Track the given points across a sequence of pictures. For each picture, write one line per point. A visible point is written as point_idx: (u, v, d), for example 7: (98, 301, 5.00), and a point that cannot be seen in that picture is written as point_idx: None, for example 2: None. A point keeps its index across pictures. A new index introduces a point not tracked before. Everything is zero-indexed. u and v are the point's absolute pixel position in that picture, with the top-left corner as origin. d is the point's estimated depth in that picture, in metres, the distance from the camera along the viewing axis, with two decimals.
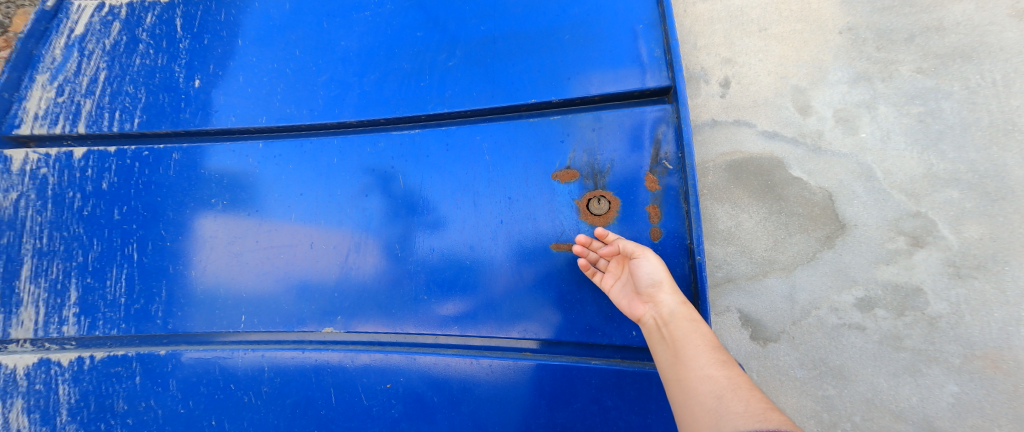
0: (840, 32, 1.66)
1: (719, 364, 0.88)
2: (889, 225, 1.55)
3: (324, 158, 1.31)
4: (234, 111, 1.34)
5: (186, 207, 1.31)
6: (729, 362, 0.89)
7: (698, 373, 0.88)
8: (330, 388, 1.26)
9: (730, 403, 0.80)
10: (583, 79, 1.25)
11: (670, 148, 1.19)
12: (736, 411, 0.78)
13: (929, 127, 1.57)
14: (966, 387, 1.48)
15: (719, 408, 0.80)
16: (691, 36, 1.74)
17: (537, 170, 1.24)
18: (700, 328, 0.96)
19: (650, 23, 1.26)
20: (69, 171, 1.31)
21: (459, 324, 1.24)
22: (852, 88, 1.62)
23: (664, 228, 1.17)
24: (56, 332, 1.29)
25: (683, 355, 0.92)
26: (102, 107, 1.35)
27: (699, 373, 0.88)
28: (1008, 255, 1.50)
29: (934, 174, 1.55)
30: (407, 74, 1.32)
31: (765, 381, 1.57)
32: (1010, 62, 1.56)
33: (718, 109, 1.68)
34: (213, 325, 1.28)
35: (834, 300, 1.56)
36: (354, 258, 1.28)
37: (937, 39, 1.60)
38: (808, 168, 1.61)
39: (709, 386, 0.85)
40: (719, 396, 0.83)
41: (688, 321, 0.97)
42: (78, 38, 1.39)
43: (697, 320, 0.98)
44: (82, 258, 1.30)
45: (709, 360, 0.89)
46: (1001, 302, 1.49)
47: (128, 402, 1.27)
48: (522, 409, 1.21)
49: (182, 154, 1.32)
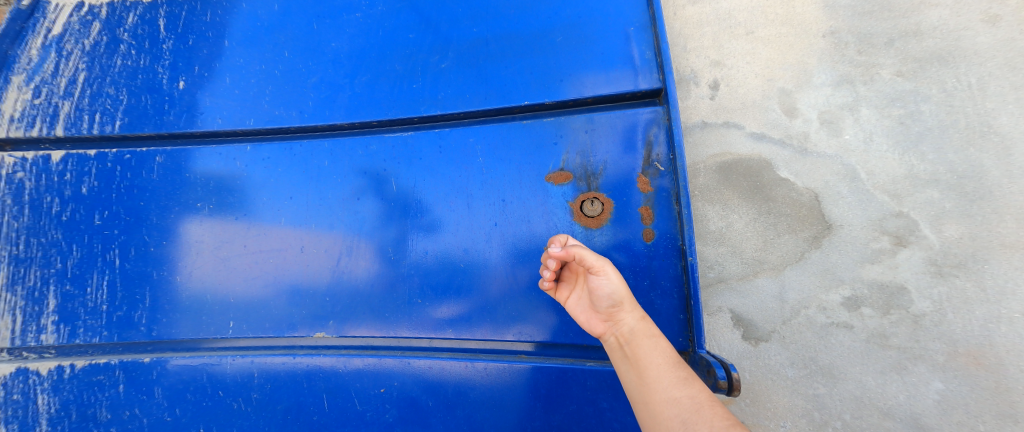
0: (823, 36, 1.71)
1: (681, 383, 0.94)
2: (873, 225, 1.59)
3: (315, 160, 1.30)
4: (221, 113, 1.32)
5: (171, 211, 1.28)
6: (689, 378, 0.95)
7: (662, 397, 0.93)
8: (322, 393, 1.23)
9: (696, 427, 0.85)
10: (575, 81, 1.26)
11: (661, 149, 1.20)
12: None
13: (909, 129, 1.62)
14: (951, 384, 1.51)
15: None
16: (681, 39, 1.78)
17: (531, 171, 1.24)
18: (660, 344, 1.02)
19: (642, 26, 1.28)
20: (46, 175, 1.28)
21: (453, 327, 1.23)
22: (836, 91, 1.67)
23: (656, 229, 1.18)
24: (34, 340, 1.25)
25: (647, 377, 0.98)
26: (81, 110, 1.31)
27: (663, 396, 0.93)
28: (987, 254, 1.54)
29: (916, 174, 1.60)
30: (399, 76, 1.32)
31: (757, 381, 1.59)
32: (984, 66, 1.62)
33: (707, 111, 1.72)
34: (200, 332, 1.25)
35: (822, 299, 1.59)
36: (346, 262, 1.26)
37: (915, 43, 1.66)
38: (795, 169, 1.65)
39: (674, 410, 0.90)
40: (684, 419, 0.88)
41: (648, 338, 1.03)
42: (57, 38, 1.36)
43: (656, 336, 1.03)
44: (61, 264, 1.26)
45: (672, 380, 0.95)
46: (982, 300, 1.53)
47: (112, 411, 1.23)
48: (519, 411, 1.20)
49: (165, 157, 1.29)
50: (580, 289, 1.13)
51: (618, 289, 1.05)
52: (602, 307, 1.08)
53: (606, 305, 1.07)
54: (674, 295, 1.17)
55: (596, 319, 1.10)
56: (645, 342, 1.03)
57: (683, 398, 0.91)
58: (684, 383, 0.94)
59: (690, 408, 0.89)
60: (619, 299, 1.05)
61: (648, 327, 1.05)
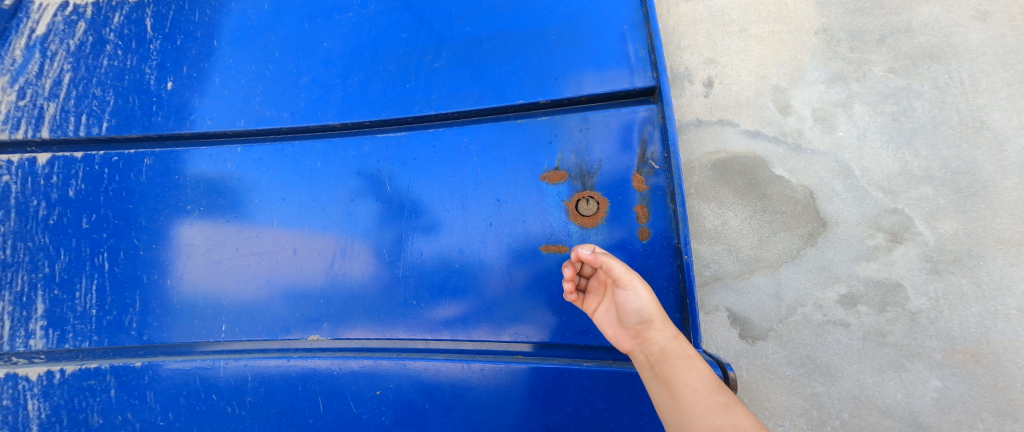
0: (816, 33, 1.71)
1: (721, 409, 0.91)
2: (867, 222, 1.59)
3: (307, 161, 1.29)
4: (211, 114, 1.31)
5: (161, 214, 1.27)
6: (729, 404, 0.93)
7: (701, 422, 0.90)
8: (318, 396, 1.22)
9: None
10: (569, 80, 1.26)
11: (656, 148, 1.20)
12: None
13: (903, 126, 1.63)
14: (949, 382, 1.51)
15: None
16: (675, 37, 1.78)
17: (526, 171, 1.24)
18: (695, 367, 0.99)
19: (635, 24, 1.28)
20: (33, 178, 1.26)
21: (449, 328, 1.22)
22: (829, 88, 1.68)
23: (652, 228, 1.18)
24: (23, 346, 1.23)
25: (683, 400, 0.95)
26: (68, 111, 1.30)
27: (702, 421, 0.91)
28: (982, 249, 1.54)
29: (909, 171, 1.60)
30: (393, 76, 1.31)
31: (755, 380, 1.58)
32: (975, 62, 1.63)
33: (702, 109, 1.72)
34: (192, 335, 1.24)
35: (818, 297, 1.59)
36: (340, 264, 1.25)
37: (906, 39, 1.67)
38: (790, 166, 1.65)
39: None
40: None
41: (682, 359, 1.00)
42: (41, 39, 1.35)
43: (691, 357, 1.00)
44: (49, 269, 1.25)
45: (711, 406, 0.92)
46: (978, 296, 1.53)
47: (103, 416, 1.21)
48: (515, 412, 1.19)
49: (154, 159, 1.28)
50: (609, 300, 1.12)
51: (647, 304, 1.03)
52: (630, 324, 1.06)
53: (634, 322, 1.05)
54: (670, 294, 1.17)
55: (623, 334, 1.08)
56: (678, 363, 0.99)
57: (724, 424, 0.89)
58: (724, 409, 0.91)
59: None
60: (649, 315, 1.03)
61: (680, 347, 1.02)
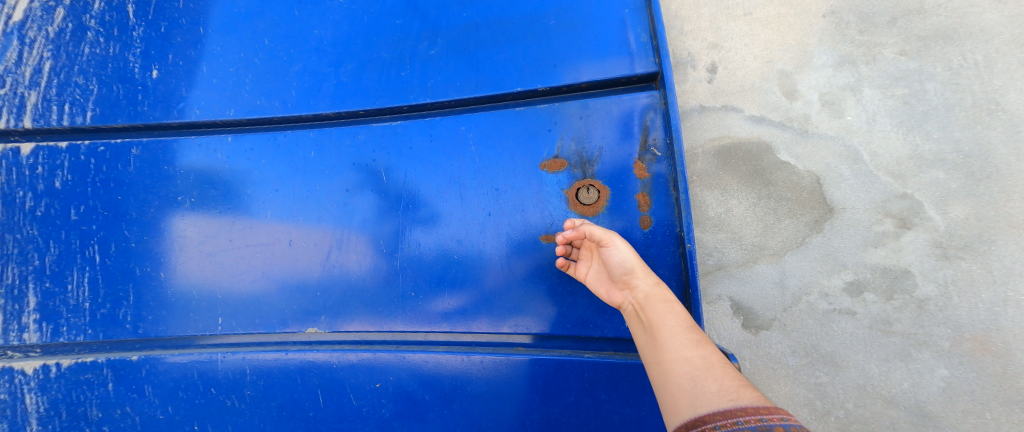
0: (823, 16, 1.66)
1: (693, 345, 0.90)
2: (876, 208, 1.55)
3: (301, 151, 1.27)
4: (200, 103, 1.29)
5: (151, 205, 1.26)
6: (702, 342, 0.91)
7: (674, 356, 0.90)
8: (316, 389, 1.21)
9: (705, 383, 0.82)
10: (568, 66, 1.22)
11: (659, 134, 1.17)
12: (709, 391, 0.80)
13: (913, 109, 1.58)
14: (957, 371, 1.49)
15: (695, 390, 0.82)
16: (677, 21, 1.73)
17: (525, 159, 1.21)
18: (675, 308, 0.98)
19: (637, 8, 1.23)
20: (18, 169, 1.25)
21: (448, 320, 1.20)
22: (837, 71, 1.63)
23: (654, 216, 1.15)
24: (18, 340, 1.23)
25: (661, 338, 0.94)
26: (50, 100, 1.28)
27: (675, 355, 0.90)
28: (994, 235, 1.51)
29: (920, 155, 1.56)
30: (387, 64, 1.28)
31: (758, 370, 1.57)
32: (991, 43, 1.57)
33: (705, 95, 1.68)
34: (188, 328, 1.23)
35: (824, 285, 1.56)
36: (337, 256, 1.23)
37: (919, 21, 1.61)
38: (796, 152, 1.61)
39: (685, 368, 0.87)
40: (694, 378, 0.84)
41: (662, 302, 0.99)
42: (18, 25, 1.31)
43: (670, 300, 0.99)
44: (39, 262, 1.24)
45: (683, 341, 0.91)
46: (988, 283, 1.50)
47: (102, 409, 1.21)
48: (517, 404, 1.18)
49: (142, 149, 1.26)
50: (594, 262, 1.12)
51: (629, 256, 1.03)
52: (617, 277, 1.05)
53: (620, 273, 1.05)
54: (672, 283, 1.14)
55: (615, 290, 1.07)
56: (659, 305, 0.98)
57: (694, 358, 0.88)
58: (695, 344, 0.90)
59: (701, 366, 0.86)
60: (631, 266, 1.03)
61: (663, 291, 1.00)
